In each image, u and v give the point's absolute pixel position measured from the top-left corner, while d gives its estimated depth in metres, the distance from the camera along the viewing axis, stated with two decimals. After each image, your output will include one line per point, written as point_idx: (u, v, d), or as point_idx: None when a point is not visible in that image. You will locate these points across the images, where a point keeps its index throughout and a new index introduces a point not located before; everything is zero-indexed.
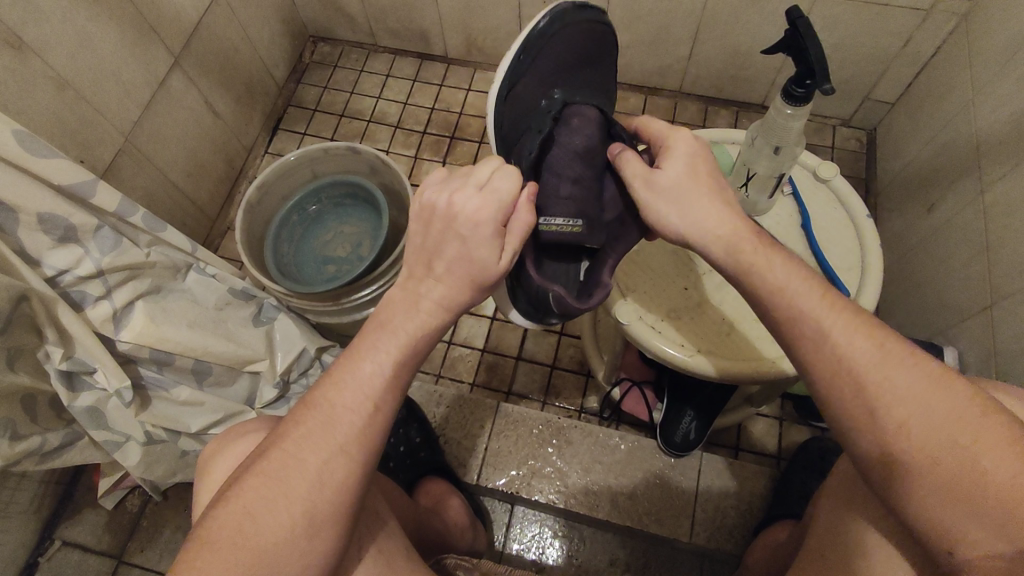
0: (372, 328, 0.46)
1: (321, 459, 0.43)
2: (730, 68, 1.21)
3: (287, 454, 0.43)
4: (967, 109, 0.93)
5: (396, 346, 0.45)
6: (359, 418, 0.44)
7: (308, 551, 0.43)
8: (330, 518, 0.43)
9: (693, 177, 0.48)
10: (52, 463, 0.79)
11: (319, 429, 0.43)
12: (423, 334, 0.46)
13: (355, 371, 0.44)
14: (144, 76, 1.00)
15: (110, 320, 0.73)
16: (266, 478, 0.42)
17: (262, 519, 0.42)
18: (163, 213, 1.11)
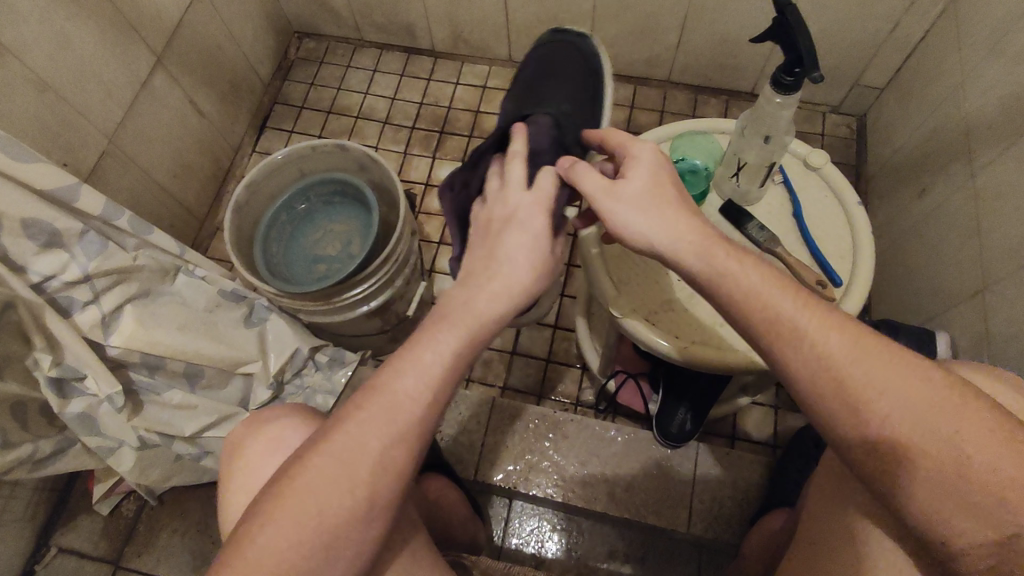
0: (439, 320, 0.46)
1: (375, 454, 0.43)
2: (719, 56, 1.20)
3: (345, 444, 0.43)
4: (956, 94, 0.93)
5: (456, 337, 0.45)
6: (415, 415, 0.44)
7: (350, 540, 0.43)
8: (372, 515, 0.44)
9: (659, 185, 0.47)
10: (44, 470, 0.78)
11: (375, 424, 0.43)
12: (482, 326, 0.46)
13: (420, 368, 0.44)
14: (126, 77, 0.98)
15: (98, 325, 0.72)
16: (327, 464, 0.43)
17: (314, 507, 0.42)
18: (150, 215, 1.09)
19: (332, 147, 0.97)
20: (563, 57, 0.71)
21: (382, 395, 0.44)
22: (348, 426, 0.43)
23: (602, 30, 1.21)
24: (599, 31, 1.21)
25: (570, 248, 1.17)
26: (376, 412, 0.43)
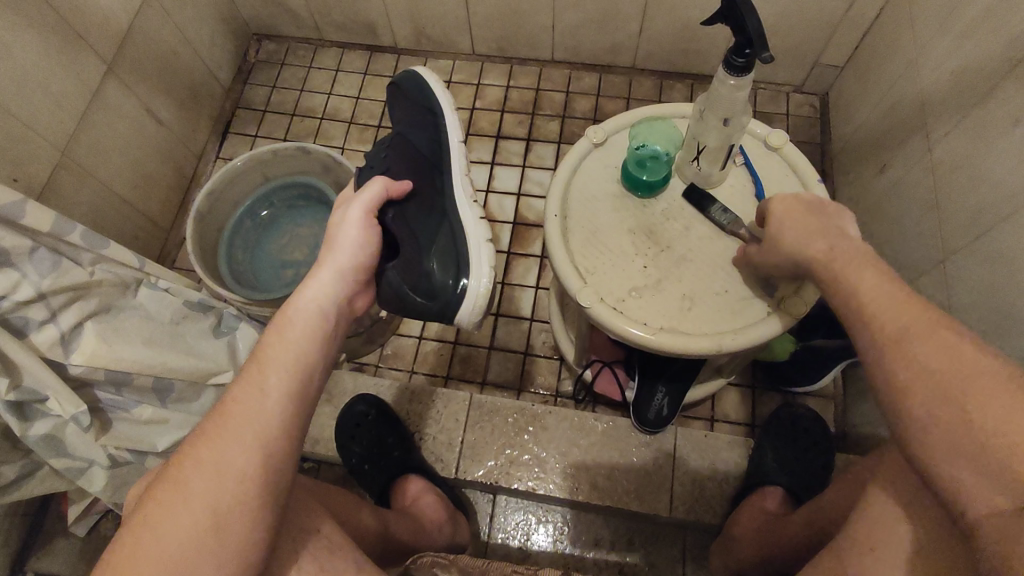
0: (263, 344, 0.55)
1: (230, 464, 0.48)
2: (681, 41, 1.20)
3: (190, 469, 0.48)
4: (912, 68, 0.94)
5: (289, 344, 0.55)
6: (267, 417, 0.51)
7: (228, 536, 0.47)
8: (243, 517, 0.48)
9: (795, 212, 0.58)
10: (12, 493, 0.77)
11: (222, 437, 0.49)
12: (313, 331, 0.57)
13: (255, 381, 0.52)
14: (76, 87, 0.96)
15: (57, 344, 0.70)
16: (192, 469, 0.48)
17: (172, 530, 0.46)
18: (112, 228, 1.07)
19: (294, 149, 0.96)
20: (403, 96, 0.82)
21: (220, 417, 0.50)
22: (188, 453, 0.49)
23: (563, 19, 1.20)
24: (561, 20, 1.20)
25: (542, 240, 1.17)
26: (222, 430, 0.50)
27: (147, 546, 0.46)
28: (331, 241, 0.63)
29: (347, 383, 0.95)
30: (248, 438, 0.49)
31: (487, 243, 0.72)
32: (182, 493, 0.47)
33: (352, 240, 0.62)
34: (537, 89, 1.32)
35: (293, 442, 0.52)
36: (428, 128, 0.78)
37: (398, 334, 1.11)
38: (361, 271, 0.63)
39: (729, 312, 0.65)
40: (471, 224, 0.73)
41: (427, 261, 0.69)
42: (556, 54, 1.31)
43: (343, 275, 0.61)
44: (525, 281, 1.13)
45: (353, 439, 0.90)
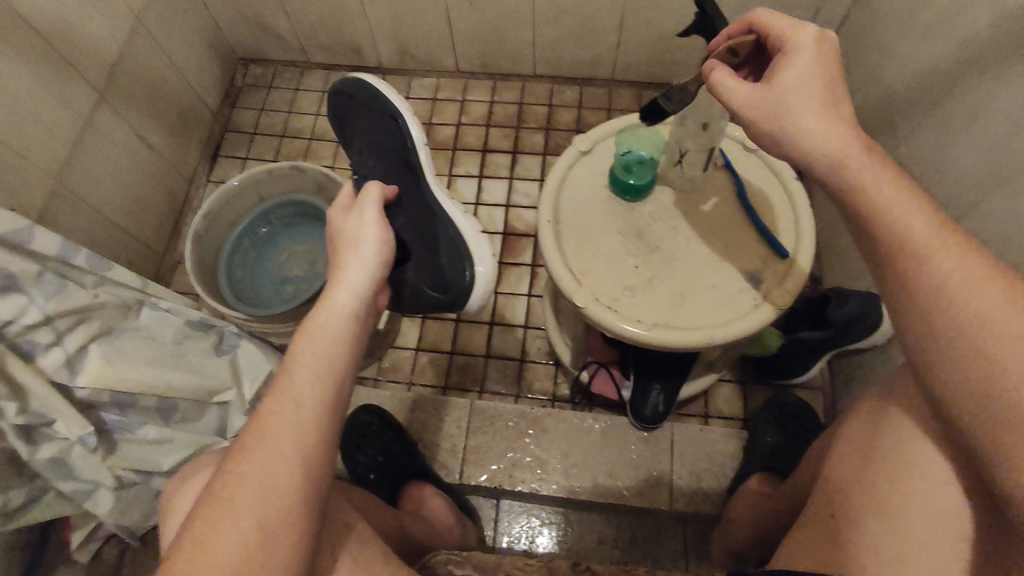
0: (293, 352, 0.55)
1: (272, 475, 0.49)
2: (658, 52, 1.25)
3: (234, 482, 0.49)
4: (876, 71, 0.99)
5: (317, 355, 0.54)
6: (304, 426, 0.51)
7: (274, 547, 0.48)
8: (291, 526, 0.49)
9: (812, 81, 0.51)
10: (19, 520, 0.76)
11: (260, 449, 0.50)
12: (341, 338, 0.56)
13: (287, 390, 0.52)
14: (69, 115, 0.98)
15: (64, 366, 0.72)
16: (229, 489, 0.49)
17: (225, 544, 0.47)
18: (107, 254, 1.08)
19: (289, 169, 0.98)
20: (353, 110, 0.87)
21: (257, 429, 0.51)
22: (227, 471, 0.50)
23: (543, 35, 1.25)
24: (541, 36, 1.25)
25: (533, 248, 1.20)
26: (260, 442, 0.50)
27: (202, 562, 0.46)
28: (352, 238, 0.61)
29: (348, 396, 0.97)
30: (288, 448, 0.50)
31: (481, 237, 0.78)
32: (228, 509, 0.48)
33: (374, 238, 0.61)
34: (521, 103, 1.35)
35: (329, 447, 0.53)
36: (391, 136, 0.82)
37: (395, 346, 1.13)
38: (385, 269, 0.62)
39: (718, 306, 0.68)
40: (459, 220, 0.79)
41: (436, 260, 0.73)
42: (538, 69, 1.35)
43: (373, 274, 0.60)
44: (517, 289, 1.16)
45: (359, 448, 0.91)
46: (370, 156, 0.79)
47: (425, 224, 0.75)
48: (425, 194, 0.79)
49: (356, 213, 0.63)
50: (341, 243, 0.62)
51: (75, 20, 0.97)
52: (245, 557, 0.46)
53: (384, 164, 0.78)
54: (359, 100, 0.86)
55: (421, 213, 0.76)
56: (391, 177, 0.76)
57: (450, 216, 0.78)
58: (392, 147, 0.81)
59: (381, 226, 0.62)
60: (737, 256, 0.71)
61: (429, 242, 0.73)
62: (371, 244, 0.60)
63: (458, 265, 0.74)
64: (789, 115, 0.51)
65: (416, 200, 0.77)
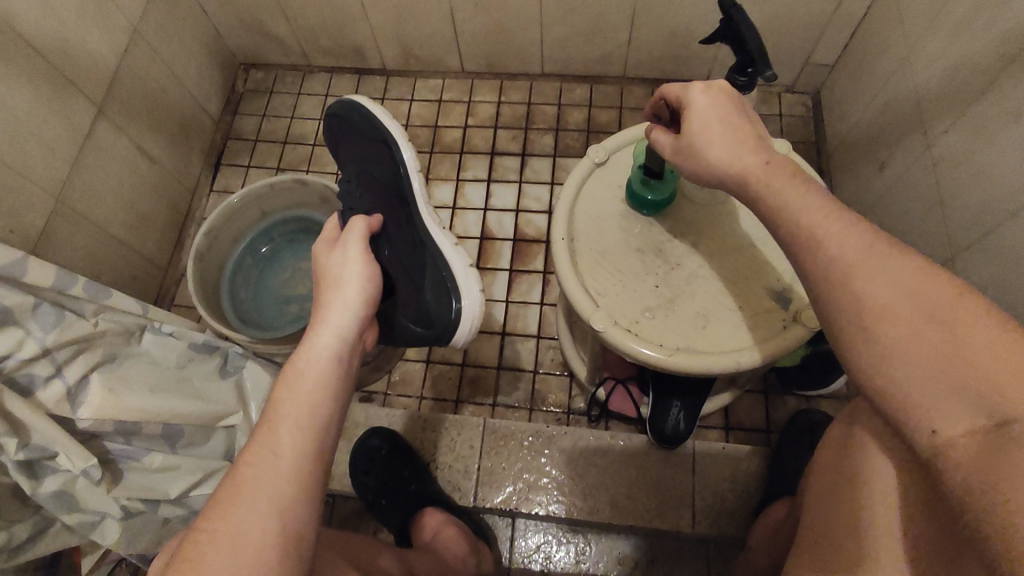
0: (273, 401, 0.53)
1: (250, 536, 0.46)
2: (671, 48, 1.21)
3: (208, 544, 0.46)
4: (904, 66, 0.94)
5: (301, 401, 0.52)
6: (284, 481, 0.49)
7: None
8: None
9: (717, 115, 0.54)
10: (23, 556, 0.74)
11: (238, 507, 0.47)
12: (324, 382, 0.53)
13: (268, 443, 0.50)
14: (67, 132, 0.95)
15: (65, 400, 0.69)
16: (208, 547, 0.46)
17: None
18: (110, 271, 1.05)
19: (292, 183, 0.95)
20: (345, 133, 0.83)
21: (234, 485, 0.49)
22: (206, 527, 0.48)
23: (551, 34, 1.20)
24: (549, 34, 1.20)
25: (544, 255, 1.16)
26: (237, 499, 0.48)
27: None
28: (335, 277, 0.60)
29: (358, 415, 0.94)
30: (269, 505, 0.48)
31: (471, 268, 0.74)
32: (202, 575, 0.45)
33: (359, 274, 0.59)
34: (529, 103, 1.31)
35: (313, 502, 0.50)
36: (382, 159, 0.79)
37: (405, 359, 1.10)
38: (370, 309, 0.60)
39: (743, 328, 0.64)
40: (449, 251, 0.76)
41: (420, 294, 0.71)
42: (546, 68, 1.31)
43: (358, 315, 0.58)
44: (529, 298, 1.13)
45: (368, 473, 0.89)
46: (366, 177, 0.75)
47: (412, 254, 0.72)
48: (413, 221, 0.76)
49: (341, 248, 0.62)
50: (325, 280, 0.61)
51: (71, 34, 0.94)
52: None
53: (376, 187, 0.74)
54: (350, 126, 0.82)
55: (408, 242, 0.73)
56: (382, 202, 0.73)
57: (440, 245, 0.76)
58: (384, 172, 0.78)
59: (367, 260, 0.61)
60: (762, 273, 0.67)
61: (415, 274, 0.71)
62: (353, 283, 0.59)
63: (445, 297, 0.71)
64: (700, 152, 0.53)
65: (404, 228, 0.74)
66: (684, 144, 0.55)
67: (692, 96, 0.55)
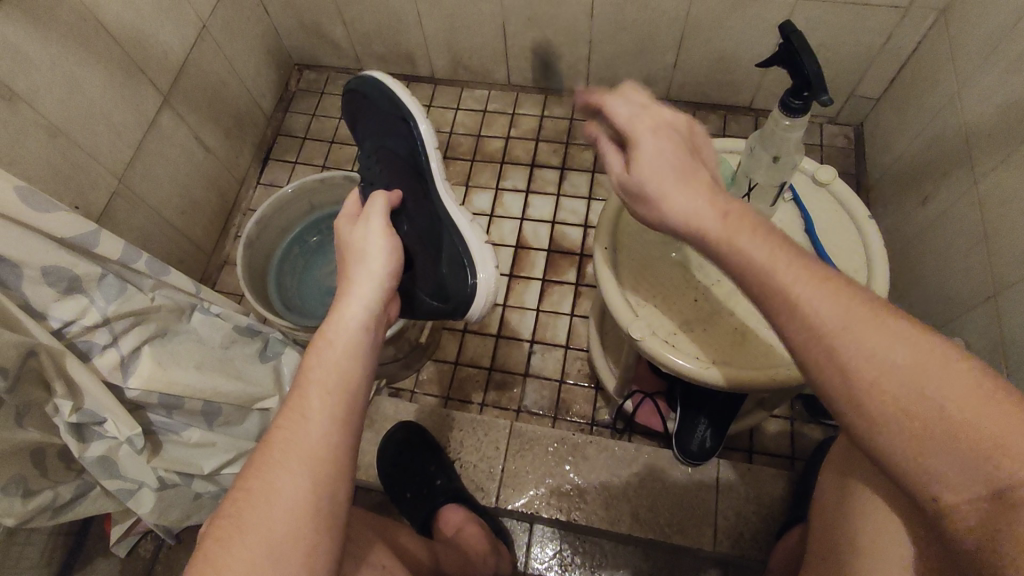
0: (305, 368, 0.54)
1: (286, 493, 0.48)
2: (716, 73, 1.23)
3: (246, 500, 0.48)
4: (954, 102, 0.94)
5: (330, 370, 0.53)
6: (316, 442, 0.50)
7: (287, 566, 0.46)
8: (304, 547, 0.48)
9: (670, 158, 0.49)
10: (64, 517, 0.78)
11: (272, 467, 0.49)
12: (352, 352, 0.55)
13: (299, 408, 0.51)
14: (134, 116, 0.99)
15: (117, 368, 0.71)
16: (245, 504, 0.48)
17: (237, 565, 0.46)
18: (160, 252, 1.10)
19: (341, 178, 0.99)
20: (370, 109, 0.85)
21: (268, 449, 0.50)
22: (242, 485, 0.50)
23: (600, 52, 1.23)
24: (597, 53, 1.23)
25: (577, 267, 1.18)
26: (273, 460, 0.49)
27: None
28: (360, 251, 0.61)
29: (387, 409, 0.97)
30: (303, 464, 0.49)
31: (485, 245, 0.76)
32: (242, 529, 0.47)
33: (382, 250, 0.61)
34: (571, 119, 1.34)
35: (344, 468, 0.51)
36: (401, 140, 0.80)
37: (434, 359, 1.12)
38: (394, 281, 0.61)
39: (784, 346, 0.65)
40: (464, 227, 0.77)
41: (438, 267, 0.72)
42: (590, 85, 1.33)
43: (381, 288, 0.59)
44: (560, 308, 1.14)
45: (395, 465, 0.91)
46: (382, 160, 0.78)
47: (430, 230, 0.74)
48: (431, 198, 0.78)
49: (363, 223, 0.63)
50: (350, 254, 0.62)
51: (146, 24, 0.99)
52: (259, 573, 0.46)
53: (393, 167, 0.77)
54: (376, 106, 0.84)
55: (425, 219, 0.74)
56: (400, 180, 0.75)
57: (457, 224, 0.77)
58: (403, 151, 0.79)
59: (388, 234, 0.62)
60: None
61: (433, 250, 0.72)
62: (376, 256, 0.60)
63: (461, 271, 0.72)
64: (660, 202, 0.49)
65: (422, 204, 0.75)
66: (639, 185, 0.50)
67: (645, 125, 0.50)
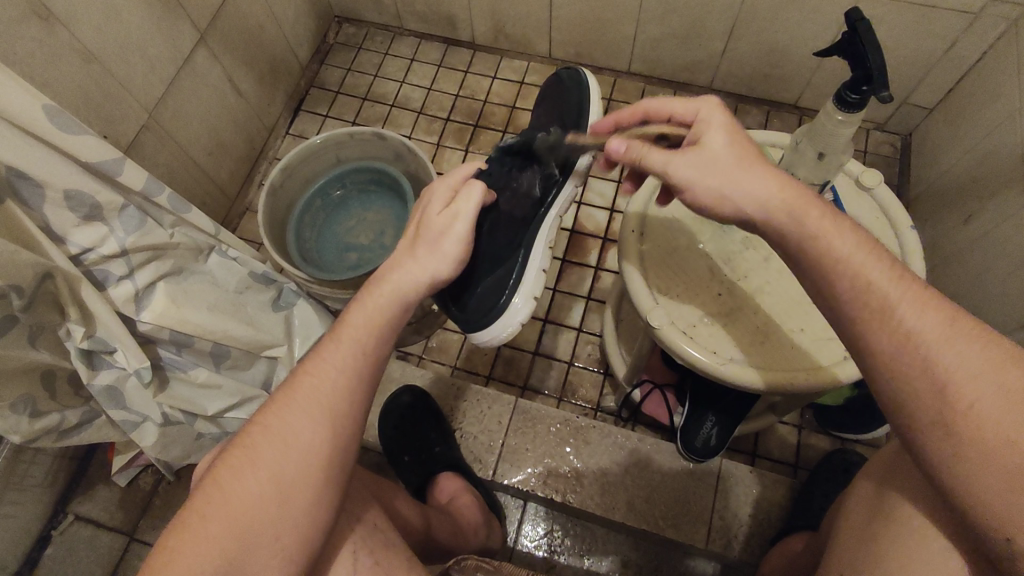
0: (338, 322, 0.53)
1: (300, 437, 0.48)
2: (764, 66, 1.18)
3: (260, 435, 0.48)
4: (1014, 118, 0.90)
5: (365, 328, 0.52)
6: (337, 394, 0.49)
7: (293, 508, 0.46)
8: (309, 492, 0.47)
9: (734, 148, 0.50)
10: (69, 440, 0.79)
11: (290, 409, 0.48)
12: (390, 316, 0.53)
13: (328, 358, 0.51)
14: (169, 51, 0.98)
15: (131, 300, 0.71)
16: (259, 438, 0.48)
17: (243, 495, 0.46)
18: (184, 191, 1.10)
19: (371, 134, 0.98)
20: (554, 100, 0.72)
21: (289, 391, 0.49)
22: (258, 420, 0.49)
23: (646, 32, 1.19)
24: (643, 32, 1.19)
25: (599, 251, 1.15)
26: (292, 402, 0.49)
27: (217, 508, 0.46)
28: (427, 228, 0.55)
29: (393, 371, 0.97)
30: (325, 405, 0.49)
31: (531, 297, 0.69)
32: (251, 462, 0.47)
33: (451, 253, 0.54)
34: (609, 99, 1.31)
35: (357, 425, 0.51)
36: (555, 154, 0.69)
37: (445, 327, 1.11)
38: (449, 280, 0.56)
39: (804, 351, 0.63)
40: (532, 269, 0.69)
41: (472, 286, 0.66)
42: (632, 67, 1.30)
43: (432, 287, 0.54)
44: (577, 290, 1.12)
45: (395, 428, 0.91)
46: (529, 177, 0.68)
47: (502, 248, 0.67)
48: (532, 223, 0.69)
49: (450, 208, 0.55)
50: (415, 231, 0.56)
51: None
52: (262, 510, 0.46)
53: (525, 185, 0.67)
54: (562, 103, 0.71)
55: (506, 237, 0.67)
56: (517, 199, 0.67)
57: (529, 259, 0.69)
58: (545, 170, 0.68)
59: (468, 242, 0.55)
60: None
61: (490, 263, 0.66)
62: (448, 255, 0.54)
63: (493, 298, 0.67)
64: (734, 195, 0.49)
65: (517, 223, 0.67)
66: (704, 163, 0.50)
67: (711, 116, 0.52)
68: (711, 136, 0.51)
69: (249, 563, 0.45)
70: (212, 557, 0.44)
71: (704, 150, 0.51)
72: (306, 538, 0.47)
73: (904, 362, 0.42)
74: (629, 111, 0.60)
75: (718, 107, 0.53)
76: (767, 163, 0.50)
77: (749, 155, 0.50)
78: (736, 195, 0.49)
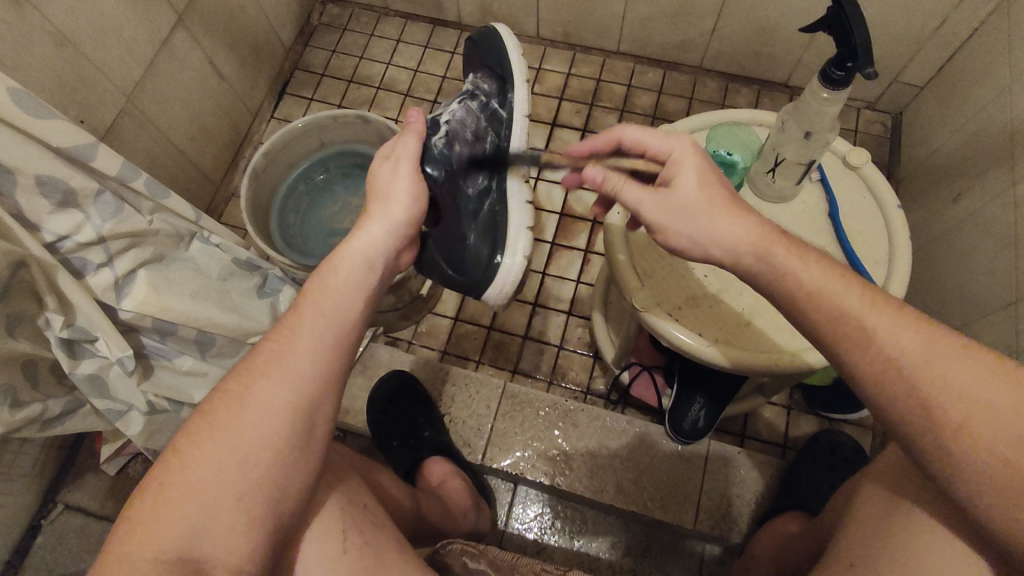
0: (305, 289, 0.52)
1: (263, 403, 0.47)
2: (754, 44, 1.17)
3: (222, 403, 0.47)
4: (1004, 96, 0.89)
5: (331, 297, 0.51)
6: (302, 362, 0.49)
7: (258, 477, 0.46)
8: (274, 460, 0.47)
9: (705, 192, 0.50)
10: (54, 429, 0.79)
11: (253, 377, 0.48)
12: (357, 285, 0.53)
13: (293, 325, 0.50)
14: (146, 33, 0.96)
15: (111, 289, 0.70)
16: (222, 407, 0.47)
17: (203, 462, 0.46)
18: (167, 177, 1.08)
19: (354, 118, 0.96)
20: (473, 54, 0.73)
21: (254, 357, 0.49)
22: (219, 387, 0.48)
23: (635, 11, 1.17)
24: (632, 11, 1.17)
25: (589, 234, 1.14)
26: (256, 369, 0.48)
27: (181, 477, 0.45)
28: (382, 192, 0.57)
29: (382, 357, 0.97)
30: (287, 375, 0.48)
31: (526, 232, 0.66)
32: (213, 430, 0.46)
33: (405, 192, 0.57)
34: (599, 79, 1.29)
35: (327, 396, 0.50)
36: (490, 94, 0.68)
37: (433, 313, 1.11)
38: (414, 224, 0.58)
39: (786, 332, 0.63)
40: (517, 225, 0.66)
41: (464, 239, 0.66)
42: (621, 47, 1.28)
43: (394, 231, 0.56)
44: (566, 274, 1.12)
45: (385, 414, 0.91)
46: (465, 112, 0.65)
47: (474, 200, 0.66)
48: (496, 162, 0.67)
49: (391, 162, 0.58)
50: (370, 192, 0.58)
51: None
52: (225, 477, 0.46)
53: (468, 124, 0.65)
54: (478, 55, 0.72)
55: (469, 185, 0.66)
56: (468, 143, 0.65)
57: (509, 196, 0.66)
58: (484, 106, 0.67)
59: (417, 179, 0.58)
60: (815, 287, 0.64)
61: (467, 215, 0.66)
62: (398, 199, 0.56)
63: (485, 251, 0.66)
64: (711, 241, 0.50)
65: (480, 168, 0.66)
66: (674, 212, 0.51)
67: (688, 153, 0.52)
68: (683, 179, 0.51)
69: (214, 529, 0.45)
70: (177, 525, 0.44)
71: (674, 196, 0.51)
72: (272, 505, 0.47)
73: (886, 349, 0.42)
74: (606, 136, 0.58)
75: (694, 147, 0.52)
76: (738, 208, 0.50)
77: (718, 201, 0.50)
78: (707, 246, 0.50)
